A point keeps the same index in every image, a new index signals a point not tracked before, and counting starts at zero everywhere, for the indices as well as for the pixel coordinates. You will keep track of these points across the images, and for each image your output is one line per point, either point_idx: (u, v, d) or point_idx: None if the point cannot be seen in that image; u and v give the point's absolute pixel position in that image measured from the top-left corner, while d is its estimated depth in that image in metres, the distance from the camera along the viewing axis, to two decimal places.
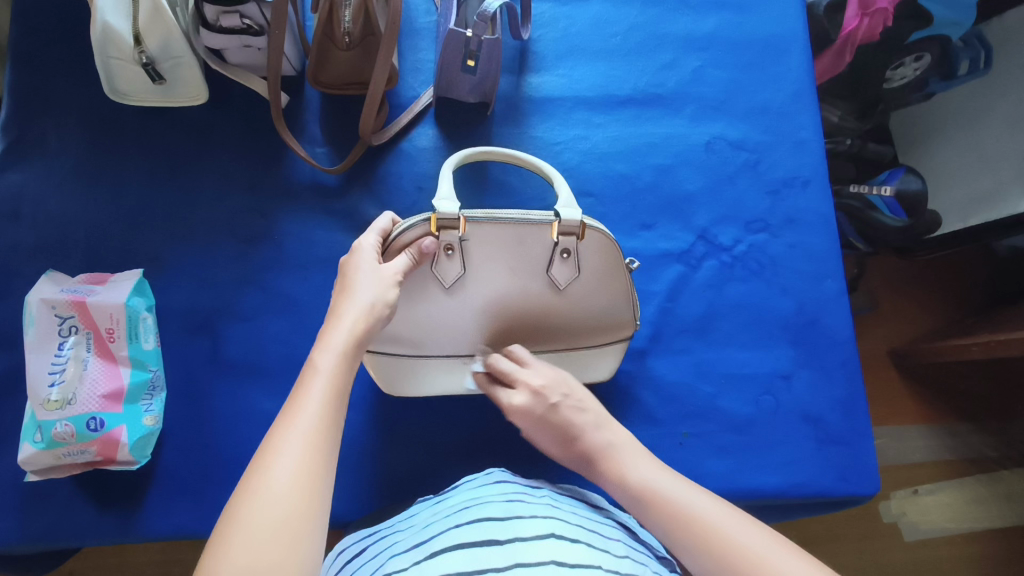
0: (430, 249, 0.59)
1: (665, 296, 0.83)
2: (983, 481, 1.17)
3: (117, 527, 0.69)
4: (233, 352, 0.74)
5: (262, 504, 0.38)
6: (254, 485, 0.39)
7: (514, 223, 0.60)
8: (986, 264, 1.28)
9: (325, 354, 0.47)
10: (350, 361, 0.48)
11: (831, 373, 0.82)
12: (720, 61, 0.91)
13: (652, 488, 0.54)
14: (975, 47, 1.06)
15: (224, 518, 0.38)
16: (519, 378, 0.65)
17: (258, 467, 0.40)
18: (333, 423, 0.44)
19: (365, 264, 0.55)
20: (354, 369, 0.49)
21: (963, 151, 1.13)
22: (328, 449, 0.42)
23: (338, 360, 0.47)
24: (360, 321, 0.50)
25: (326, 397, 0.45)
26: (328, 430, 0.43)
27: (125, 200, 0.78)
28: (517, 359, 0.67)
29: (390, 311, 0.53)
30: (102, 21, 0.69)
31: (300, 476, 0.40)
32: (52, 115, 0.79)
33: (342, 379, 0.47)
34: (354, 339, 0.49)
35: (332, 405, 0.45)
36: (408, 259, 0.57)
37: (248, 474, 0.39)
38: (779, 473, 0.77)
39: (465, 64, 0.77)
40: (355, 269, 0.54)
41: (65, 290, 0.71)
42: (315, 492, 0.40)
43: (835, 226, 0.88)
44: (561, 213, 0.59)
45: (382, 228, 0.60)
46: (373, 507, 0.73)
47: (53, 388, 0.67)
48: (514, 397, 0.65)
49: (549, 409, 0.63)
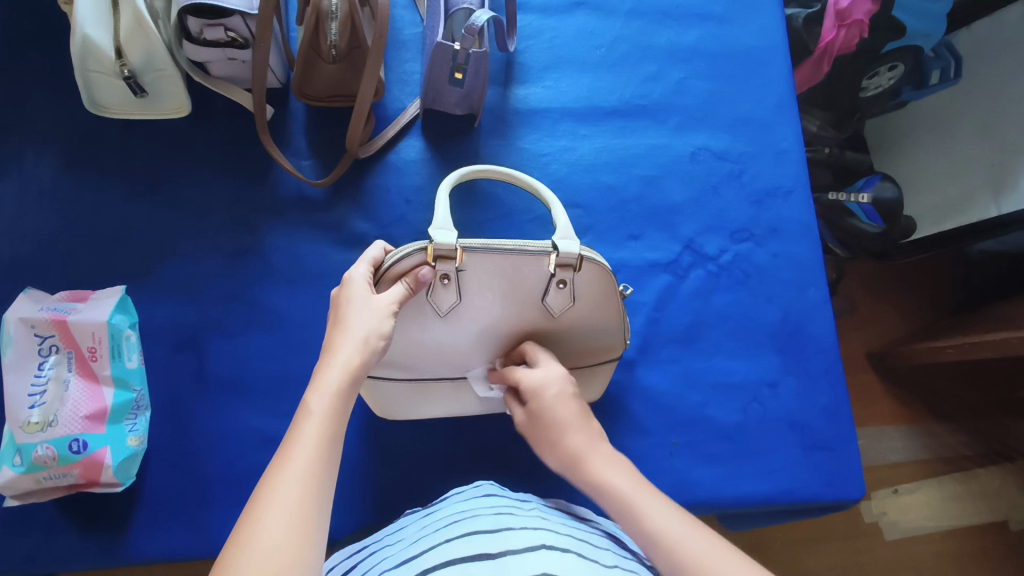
0: (427, 278, 0.58)
1: (653, 305, 0.83)
2: (959, 479, 1.20)
3: (102, 550, 0.67)
4: (219, 369, 0.73)
5: (254, 557, 0.37)
6: (246, 538, 0.38)
7: (512, 253, 0.60)
8: (960, 268, 1.31)
9: (317, 395, 0.47)
10: (346, 400, 0.48)
11: (816, 380, 0.83)
12: (704, 73, 0.93)
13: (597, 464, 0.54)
14: (945, 57, 1.09)
15: (215, 572, 0.37)
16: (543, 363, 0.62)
17: (249, 518, 0.39)
18: (327, 465, 0.43)
19: (358, 295, 0.54)
20: (348, 407, 0.48)
21: (933, 157, 1.17)
22: (321, 494, 0.42)
23: (333, 399, 0.47)
24: (355, 356, 0.50)
25: (320, 439, 0.44)
26: (323, 473, 0.43)
27: (105, 215, 0.76)
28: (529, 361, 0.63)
29: (384, 345, 0.53)
30: (81, 33, 0.67)
31: (292, 525, 0.39)
32: (29, 129, 0.77)
33: (336, 419, 0.46)
34: (348, 377, 0.49)
35: (325, 447, 0.44)
36: (403, 288, 0.57)
37: (238, 526, 0.39)
38: (767, 480, 0.79)
39: (453, 76, 0.77)
40: (347, 303, 0.54)
41: (45, 308, 0.69)
42: (309, 541, 0.39)
43: (817, 235, 0.89)
44: (559, 246, 0.59)
45: (372, 258, 0.60)
46: (364, 522, 0.73)
47: (33, 410, 0.65)
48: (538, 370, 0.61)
49: (559, 396, 0.59)
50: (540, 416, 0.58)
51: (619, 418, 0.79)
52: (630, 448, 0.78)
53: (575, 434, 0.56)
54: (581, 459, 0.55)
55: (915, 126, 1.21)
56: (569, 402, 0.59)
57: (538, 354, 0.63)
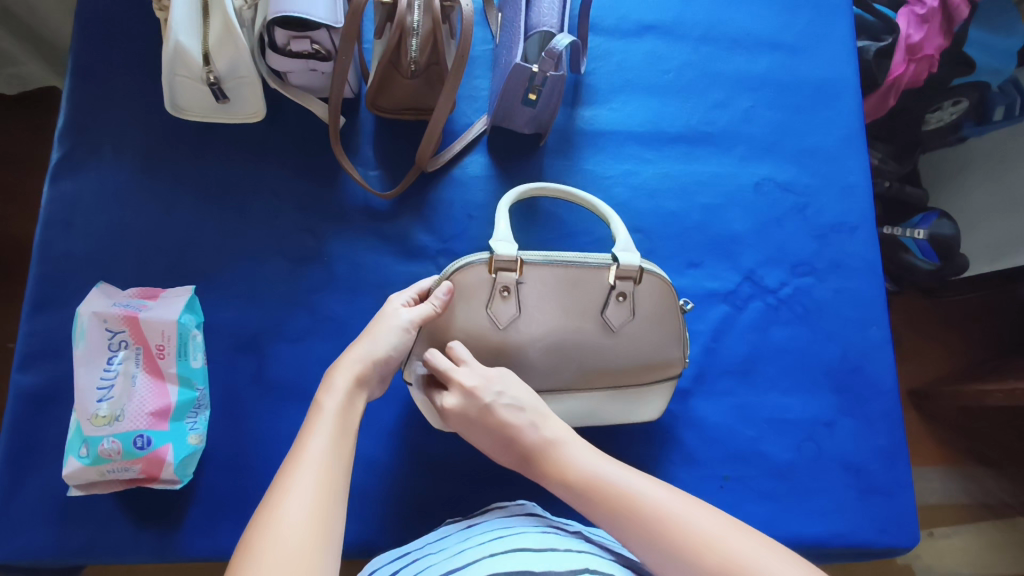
0: (445, 295, 0.63)
1: (710, 335, 0.83)
2: (1000, 527, 1.17)
3: (155, 545, 0.68)
4: (280, 373, 0.74)
5: (278, 533, 0.42)
6: (268, 517, 0.43)
7: (572, 266, 0.63)
8: (1011, 311, 1.28)
9: (329, 396, 0.55)
10: (352, 401, 0.56)
11: (873, 423, 0.82)
12: (771, 103, 0.92)
13: (551, 443, 0.57)
14: (1011, 94, 1.05)
15: (242, 546, 0.42)
16: (451, 378, 0.61)
17: (272, 500, 0.45)
18: (339, 457, 0.50)
19: (388, 315, 0.62)
20: (354, 407, 0.56)
21: (989, 196, 1.15)
22: (334, 484, 0.47)
23: (341, 400, 0.55)
24: (358, 365, 0.58)
25: (330, 434, 0.51)
26: (337, 462, 0.49)
27: (177, 214, 0.78)
28: (454, 356, 0.63)
29: (390, 359, 0.60)
30: (175, 40, 0.69)
31: (312, 508, 0.45)
32: (108, 126, 0.79)
33: (343, 416, 0.54)
34: (354, 379, 0.57)
35: (337, 442, 0.51)
36: (429, 308, 0.63)
37: (262, 506, 0.44)
38: (818, 521, 0.77)
39: (527, 97, 0.77)
40: (373, 323, 0.62)
41: (117, 304, 0.71)
42: (327, 516, 0.45)
43: (881, 273, 0.87)
44: (619, 257, 0.63)
45: (422, 288, 0.66)
46: (408, 534, 0.73)
47: (102, 403, 0.67)
48: (447, 399, 0.61)
49: (481, 412, 0.60)
50: (478, 436, 0.61)
51: (669, 447, 0.78)
52: (680, 478, 0.77)
53: (526, 436, 0.58)
54: (553, 459, 0.57)
55: (975, 161, 1.18)
56: (487, 416, 0.59)
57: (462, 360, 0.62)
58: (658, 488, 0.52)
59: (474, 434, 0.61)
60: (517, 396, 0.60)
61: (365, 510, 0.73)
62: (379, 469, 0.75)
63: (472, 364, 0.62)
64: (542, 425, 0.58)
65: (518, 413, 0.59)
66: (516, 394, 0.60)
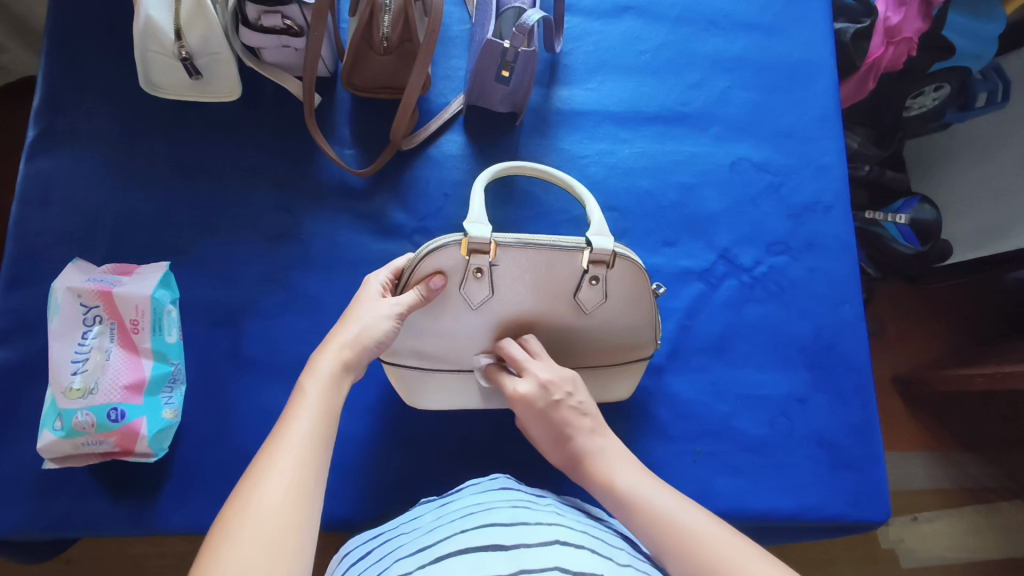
0: (437, 288, 0.62)
1: (684, 313, 0.83)
2: (982, 510, 1.18)
3: (131, 518, 0.69)
4: (255, 349, 0.75)
5: (254, 518, 0.41)
6: (245, 498, 0.42)
7: (546, 249, 0.62)
8: (993, 295, 1.29)
9: (311, 379, 0.52)
10: (338, 383, 0.53)
11: (846, 399, 0.82)
12: (747, 83, 0.92)
13: (589, 452, 0.57)
14: (992, 79, 1.07)
15: (217, 527, 0.41)
16: (527, 367, 0.62)
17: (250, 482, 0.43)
18: (322, 439, 0.48)
19: (370, 300, 0.61)
20: (342, 388, 0.53)
21: (971, 183, 1.15)
22: (314, 468, 0.46)
23: (326, 382, 0.52)
24: (346, 351, 0.55)
25: (313, 417, 0.49)
26: (319, 444, 0.48)
27: (153, 193, 0.78)
28: (530, 350, 0.65)
29: (382, 340, 0.58)
30: (145, 14, 0.70)
31: (289, 491, 0.43)
32: (84, 105, 0.79)
33: (330, 397, 0.51)
34: (341, 362, 0.54)
35: (321, 423, 0.49)
36: (415, 295, 0.61)
37: (238, 488, 0.43)
38: (792, 496, 0.78)
39: (500, 74, 0.78)
40: (356, 303, 0.61)
41: (92, 279, 0.71)
42: (305, 501, 0.43)
43: (855, 252, 0.88)
44: (593, 242, 0.61)
45: (396, 267, 0.65)
46: (384, 509, 0.74)
47: (76, 376, 0.67)
48: (519, 385, 0.62)
49: (551, 406, 0.60)
50: (541, 426, 0.60)
51: (644, 423, 0.79)
52: (655, 454, 0.78)
53: (585, 439, 0.57)
54: (591, 461, 0.56)
55: (956, 149, 1.19)
56: (555, 411, 0.59)
57: (541, 353, 0.64)
58: (669, 496, 0.51)
59: (537, 422, 0.60)
60: (586, 402, 0.60)
61: (341, 485, 0.74)
62: (355, 444, 0.76)
63: (547, 360, 0.63)
64: (597, 434, 0.58)
65: (581, 418, 0.59)
66: (584, 398, 0.60)
